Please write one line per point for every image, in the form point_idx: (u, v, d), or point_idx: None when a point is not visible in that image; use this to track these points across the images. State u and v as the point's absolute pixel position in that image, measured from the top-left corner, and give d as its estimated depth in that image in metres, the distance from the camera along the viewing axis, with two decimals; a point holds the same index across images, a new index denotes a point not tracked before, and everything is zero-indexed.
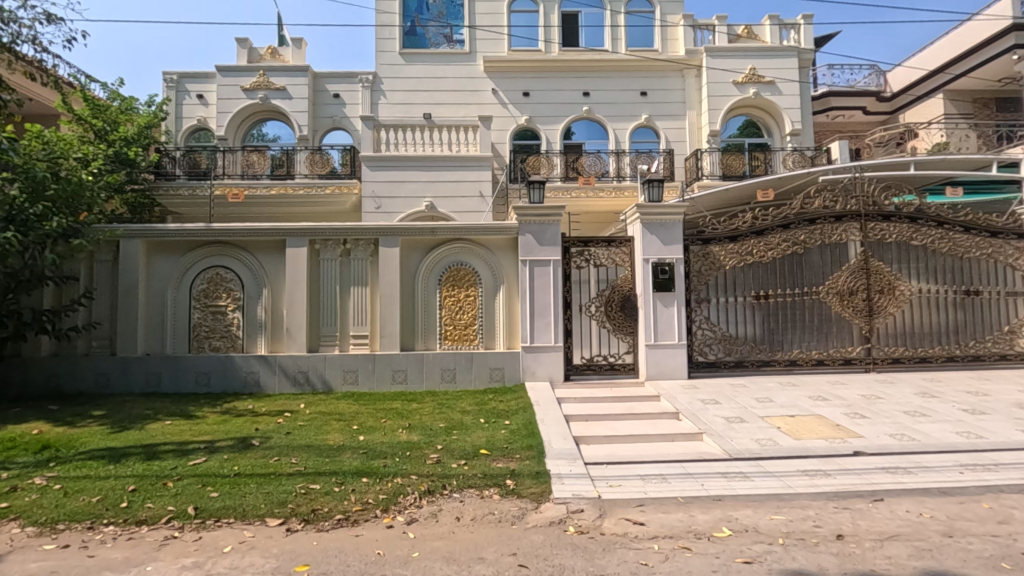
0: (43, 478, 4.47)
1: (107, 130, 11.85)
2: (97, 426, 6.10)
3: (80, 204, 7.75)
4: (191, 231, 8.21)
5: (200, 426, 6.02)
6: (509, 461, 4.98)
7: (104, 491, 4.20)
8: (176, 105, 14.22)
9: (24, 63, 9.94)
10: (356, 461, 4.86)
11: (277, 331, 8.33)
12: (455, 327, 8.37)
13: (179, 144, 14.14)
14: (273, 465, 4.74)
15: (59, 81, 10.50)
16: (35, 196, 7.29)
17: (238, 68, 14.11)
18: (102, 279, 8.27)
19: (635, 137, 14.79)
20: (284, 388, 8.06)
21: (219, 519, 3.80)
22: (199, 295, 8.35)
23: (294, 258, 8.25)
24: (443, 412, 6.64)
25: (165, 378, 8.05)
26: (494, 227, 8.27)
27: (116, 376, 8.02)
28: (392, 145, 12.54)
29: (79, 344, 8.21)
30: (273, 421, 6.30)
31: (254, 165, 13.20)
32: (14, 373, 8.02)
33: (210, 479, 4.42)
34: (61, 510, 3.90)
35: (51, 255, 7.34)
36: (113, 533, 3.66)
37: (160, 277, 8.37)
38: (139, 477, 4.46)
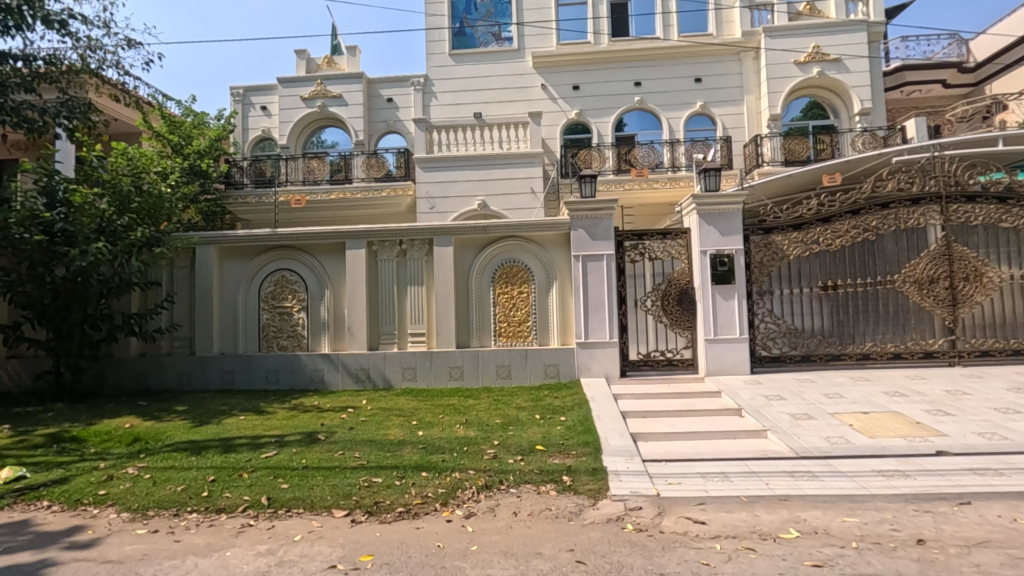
0: (134, 468, 4.86)
1: (182, 145, 12.70)
2: (179, 421, 6.56)
3: (161, 214, 8.35)
4: (259, 237, 8.66)
5: (271, 422, 6.35)
6: (566, 457, 4.97)
7: (187, 481, 4.52)
8: (242, 117, 15.03)
9: (109, 85, 10.81)
10: (415, 455, 4.99)
11: (339, 330, 8.67)
12: (509, 324, 8.45)
13: (246, 154, 14.94)
14: (338, 458, 4.95)
15: (139, 101, 11.39)
16: (122, 209, 7.96)
17: (298, 79, 14.77)
18: (181, 283, 8.86)
19: (690, 125, 14.36)
20: (347, 385, 8.38)
21: (289, 509, 4.01)
22: (267, 297, 8.81)
23: (354, 259, 8.54)
24: (499, 408, 6.71)
25: (239, 377, 8.54)
26: (545, 222, 8.27)
27: (194, 374, 8.59)
28: (444, 145, 12.76)
29: (163, 344, 8.87)
30: (337, 416, 6.57)
31: (315, 171, 13.75)
32: (109, 372, 8.74)
33: (281, 471, 4.67)
34: (151, 498, 4.23)
35: (137, 263, 7.97)
36: (196, 520, 3.94)
37: (232, 280, 8.89)
38: (218, 469, 4.77)
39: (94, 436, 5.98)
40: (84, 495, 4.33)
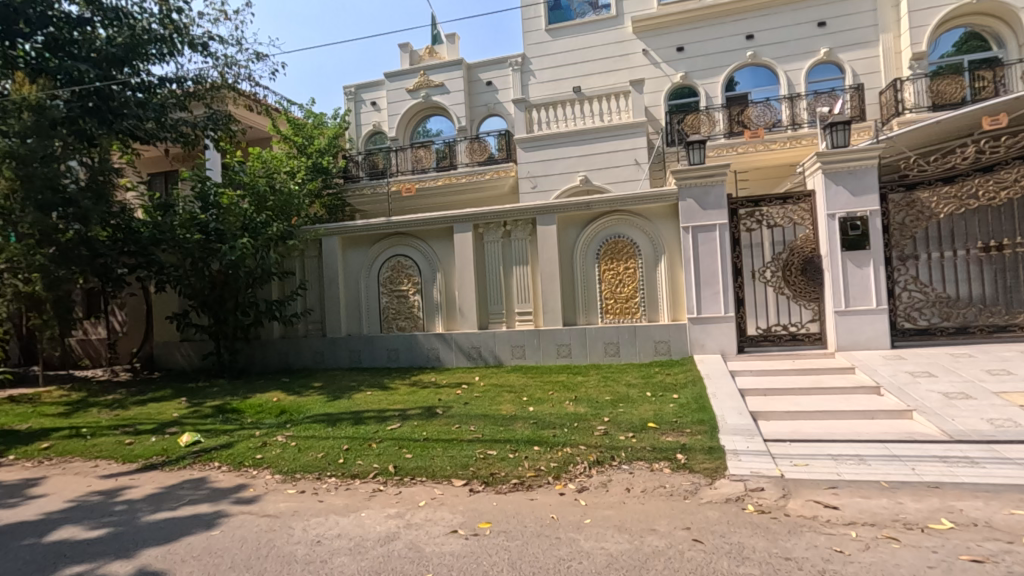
0: (283, 436, 5.50)
1: (306, 145, 13.84)
2: (317, 395, 7.29)
3: (291, 210, 9.39)
4: (375, 225, 9.27)
5: (394, 397, 6.86)
6: (680, 435, 4.83)
7: (326, 449, 5.04)
8: (356, 114, 16.05)
9: (244, 97, 12.06)
10: (527, 430, 5.14)
11: (451, 311, 9.08)
12: (615, 300, 8.33)
13: (360, 149, 15.94)
14: (455, 431, 5.23)
15: (268, 108, 12.63)
16: (260, 207, 9.02)
17: (403, 72, 15.46)
18: (312, 272, 9.75)
19: (812, 76, 13.00)
20: (461, 363, 8.78)
21: (414, 477, 4.33)
22: (385, 281, 9.43)
23: (462, 242, 8.86)
24: (608, 385, 6.68)
25: (365, 356, 9.29)
26: (650, 194, 7.98)
27: (327, 353, 9.47)
28: (544, 123, 12.72)
29: (301, 327, 9.87)
30: (453, 392, 6.93)
31: (422, 160, 14.36)
32: (257, 353, 9.90)
33: (405, 442, 5.04)
34: (298, 463, 4.78)
35: (275, 255, 8.93)
36: (335, 483, 4.38)
37: (354, 267, 9.62)
38: (351, 439, 5.26)
39: (250, 408, 6.85)
40: (246, 458, 5.00)
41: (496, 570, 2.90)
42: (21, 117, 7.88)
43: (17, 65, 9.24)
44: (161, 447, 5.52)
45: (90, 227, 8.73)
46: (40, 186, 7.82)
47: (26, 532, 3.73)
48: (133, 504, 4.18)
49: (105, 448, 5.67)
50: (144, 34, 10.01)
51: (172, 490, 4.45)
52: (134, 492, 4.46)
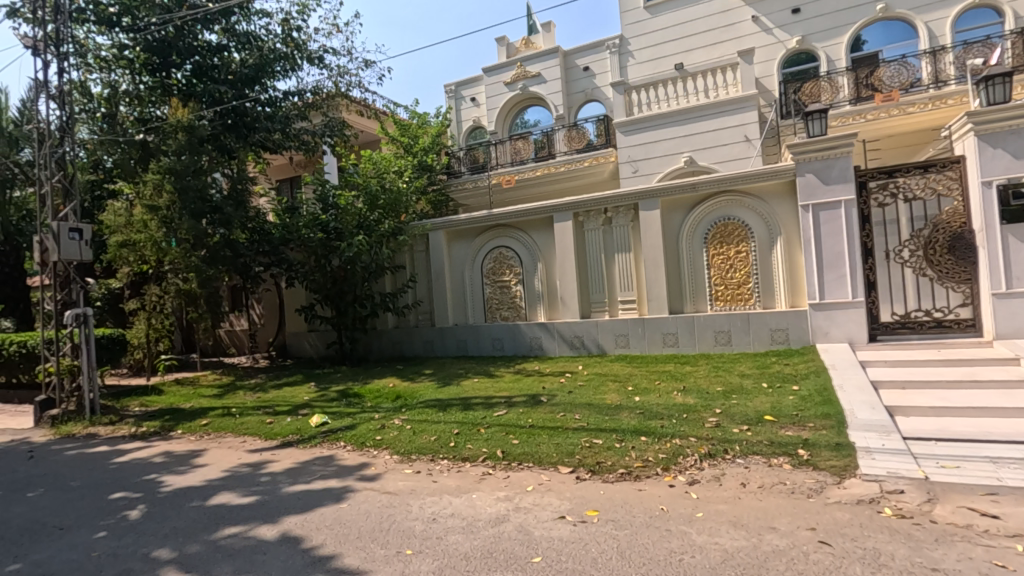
0: (399, 420, 5.88)
1: (412, 144, 14.50)
2: (428, 382, 7.70)
3: (400, 207, 9.77)
4: (478, 218, 9.53)
5: (500, 384, 7.06)
6: (801, 430, 4.49)
7: (438, 432, 5.32)
8: (456, 111, 16.56)
9: (356, 103, 12.91)
10: (633, 420, 5.05)
11: (553, 300, 9.13)
12: (726, 287, 7.89)
13: (461, 145, 16.44)
14: (560, 419, 5.28)
15: (377, 112, 13.44)
16: (373, 206, 9.57)
17: (500, 66, 15.69)
18: (420, 266, 10.26)
19: (958, 25, 11.40)
20: (564, 352, 8.81)
21: (521, 462, 4.44)
22: (488, 273, 9.68)
23: (562, 231, 8.85)
24: (719, 376, 6.37)
25: (471, 345, 9.63)
26: (764, 171, 7.44)
27: (436, 342, 9.94)
28: (644, 105, 12.30)
29: (412, 318, 10.43)
30: (556, 380, 6.99)
31: (521, 152, 14.52)
32: (374, 342, 10.63)
33: (511, 429, 5.18)
34: (413, 444, 5.09)
35: (387, 250, 9.50)
36: (448, 465, 4.61)
37: (458, 259, 9.96)
38: (460, 423, 5.50)
39: (369, 393, 7.39)
40: (367, 439, 5.41)
41: (605, 558, 2.89)
42: (177, 137, 9.15)
43: (172, 91, 10.64)
44: (295, 427, 6.14)
45: (232, 230, 9.89)
46: (192, 197, 9.11)
47: (193, 496, 4.32)
48: (275, 476, 4.69)
49: (250, 426, 6.41)
50: (270, 53, 11.08)
51: (306, 465, 4.94)
52: (275, 465, 5.00)
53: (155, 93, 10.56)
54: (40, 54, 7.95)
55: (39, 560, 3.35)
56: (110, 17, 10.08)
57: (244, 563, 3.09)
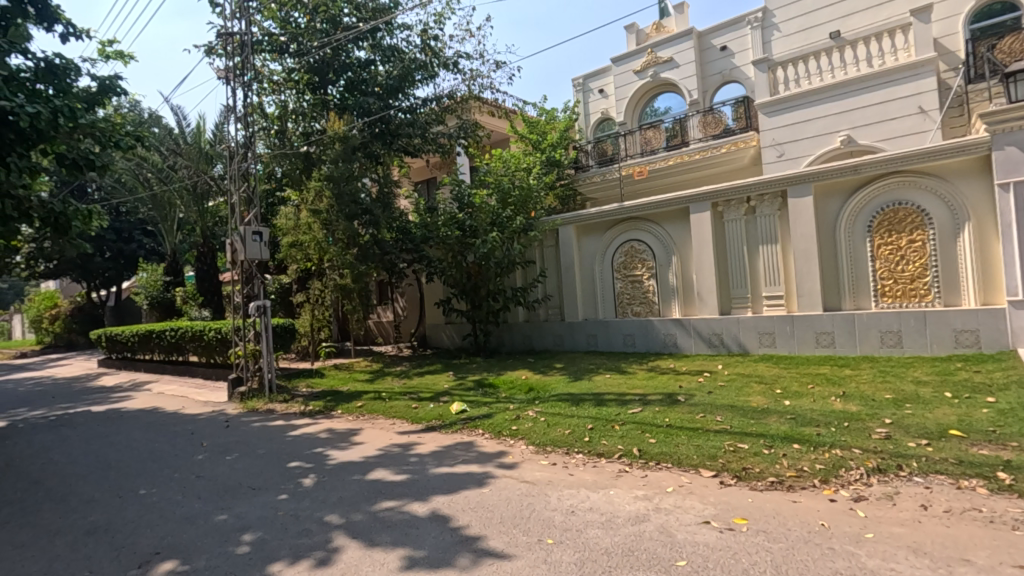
0: (533, 412, 6.03)
1: (540, 141, 14.64)
2: (560, 376, 7.78)
3: (529, 203, 9.94)
4: (609, 212, 9.41)
5: (633, 381, 6.92)
6: (1000, 449, 3.83)
7: (573, 426, 5.36)
8: (584, 104, 16.47)
9: (487, 103, 13.37)
10: (784, 426, 4.66)
11: (689, 296, 8.74)
12: (896, 281, 6.97)
13: (588, 138, 16.30)
14: (700, 420, 5.04)
15: (507, 111, 13.81)
16: (505, 202, 9.86)
17: (630, 54, 15.31)
18: (550, 260, 10.40)
19: None
20: (700, 349, 8.40)
21: (659, 462, 4.32)
22: (619, 267, 9.53)
23: (699, 222, 8.43)
24: (888, 381, 5.64)
25: (601, 340, 9.57)
26: (947, 147, 6.42)
27: (566, 336, 10.02)
28: (792, 82, 11.24)
29: (542, 312, 10.60)
30: (694, 379, 6.68)
31: (651, 141, 14.05)
32: (506, 335, 10.98)
33: (647, 427, 5.06)
34: (548, 437, 5.19)
35: (518, 245, 9.75)
36: (583, 460, 4.63)
37: (588, 254, 9.92)
38: (594, 419, 5.49)
39: (503, 384, 7.67)
40: (504, 429, 5.62)
41: (758, 570, 2.71)
42: (334, 147, 10.29)
43: (329, 106, 11.87)
44: (437, 412, 6.57)
45: (380, 230, 10.81)
46: (347, 201, 10.17)
47: (354, 470, 4.82)
48: (422, 457, 5.07)
49: (399, 409, 6.99)
50: (410, 64, 11.93)
51: (449, 449, 5.26)
52: (422, 447, 5.40)
53: (316, 109, 11.86)
54: (230, 83, 9.35)
55: (240, 513, 3.96)
56: (280, 45, 11.50)
57: (400, 535, 3.38)
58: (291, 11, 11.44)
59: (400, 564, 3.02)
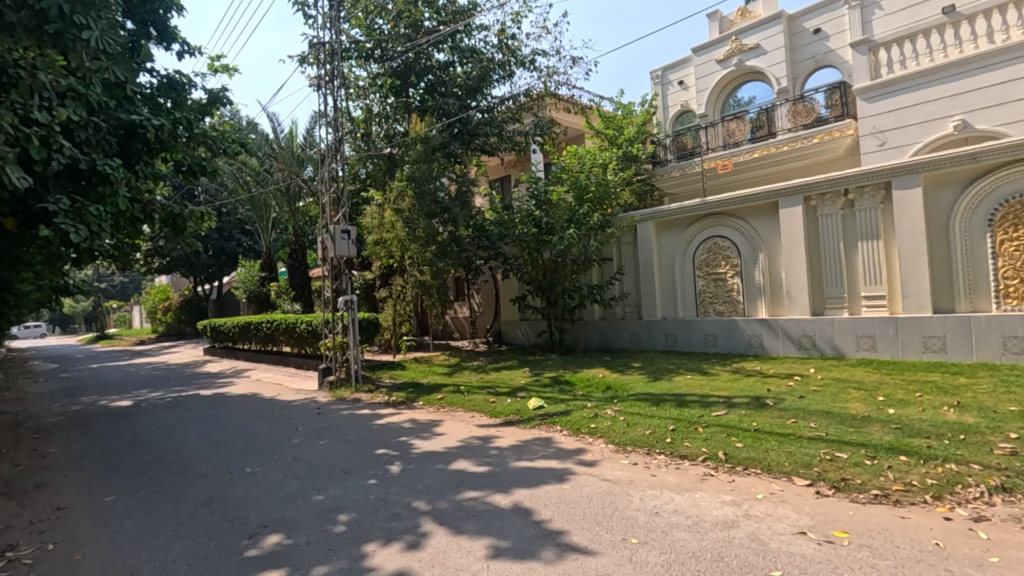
0: (612, 411, 5.96)
1: (617, 135, 14.33)
2: (638, 375, 7.65)
3: (606, 199, 9.80)
4: (690, 207, 9.13)
5: (717, 383, 6.68)
6: None
7: (653, 427, 5.26)
8: (663, 98, 16.06)
9: (563, 100, 13.31)
10: (888, 436, 4.32)
11: (777, 295, 8.31)
12: (1022, 280, 6.26)
13: (667, 132, 15.85)
14: (792, 426, 4.78)
15: (583, 107, 13.70)
16: (582, 198, 9.79)
17: (712, 43, 14.72)
18: (628, 257, 10.23)
19: None
20: (789, 352, 7.98)
21: (747, 468, 4.15)
22: (701, 265, 9.22)
23: (789, 217, 8.00)
24: (1011, 392, 5.09)
25: (681, 339, 9.33)
26: None
27: (644, 335, 9.84)
28: (896, 63, 10.35)
29: (618, 310, 10.45)
30: (784, 383, 6.34)
31: (735, 133, 13.44)
32: (581, 333, 10.94)
33: (733, 430, 4.88)
34: (628, 436, 5.13)
35: (595, 242, 9.68)
36: (665, 461, 4.53)
37: (668, 251, 9.67)
38: (676, 420, 5.36)
39: (580, 382, 7.64)
40: (582, 426, 5.61)
41: None
42: (415, 148, 10.70)
43: (410, 108, 12.30)
44: (515, 408, 6.66)
45: (458, 228, 11.08)
46: (427, 200, 10.53)
47: (437, 460, 5.00)
48: (502, 451, 5.16)
49: (477, 403, 7.15)
50: (488, 64, 12.13)
51: (528, 444, 5.32)
52: (501, 441, 5.50)
53: (398, 111, 12.32)
54: (321, 89, 9.92)
55: (334, 494, 4.22)
56: (366, 51, 12.03)
57: (485, 525, 3.47)
58: (376, 18, 11.94)
59: (486, 552, 3.11)
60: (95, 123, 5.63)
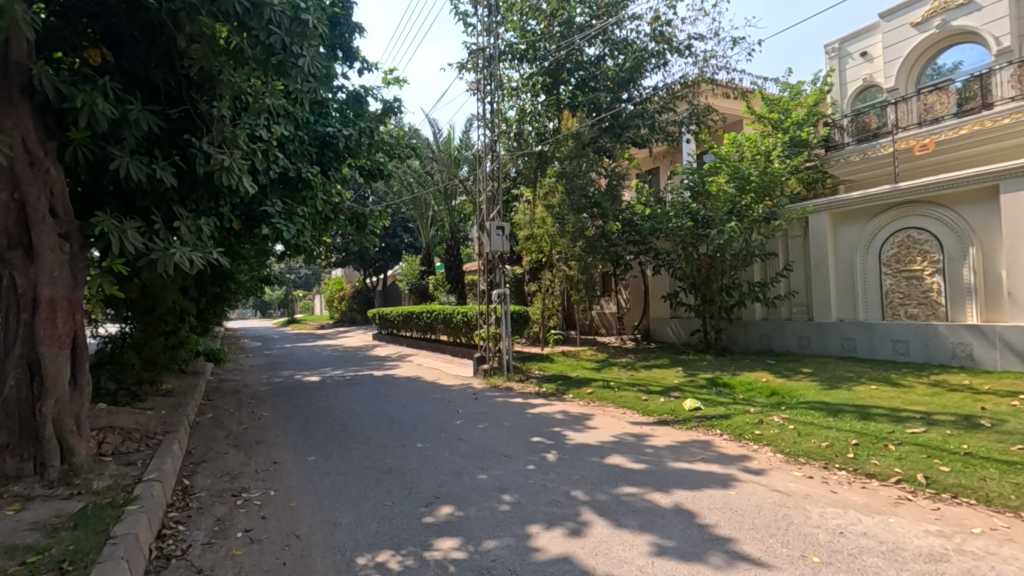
0: (780, 418, 5.52)
1: (782, 120, 12.72)
2: (810, 382, 6.96)
3: (772, 189, 9.07)
4: (876, 195, 8.18)
5: (910, 396, 5.85)
6: None
7: (831, 439, 4.76)
8: (840, 73, 14.36)
9: (721, 84, 12.51)
10: None
11: (993, 297, 7.18)
12: None
13: (845, 111, 14.10)
14: (1018, 454, 4.01)
15: (744, 91, 12.76)
16: (744, 190, 9.17)
17: (906, 4, 12.70)
18: (797, 253, 9.40)
19: None
20: (1009, 365, 6.79)
21: (956, 496, 3.58)
22: (889, 261, 8.22)
23: (1012, 203, 6.84)
24: None
25: (861, 344, 8.40)
26: None
27: (815, 338, 9.01)
28: None
29: (784, 310, 9.66)
30: (1004, 402, 5.33)
31: (933, 108, 11.51)
32: (739, 333, 10.32)
33: (934, 452, 4.24)
34: (799, 446, 4.71)
35: (758, 236, 9.04)
36: (847, 478, 4.08)
37: (848, 245, 8.73)
38: (859, 434, 4.80)
39: (740, 385, 7.17)
40: (745, 432, 5.27)
41: None
42: (566, 144, 10.83)
43: (561, 105, 12.45)
44: (669, 407, 6.47)
45: (608, 222, 10.97)
46: (578, 195, 10.58)
47: (591, 452, 5.04)
48: (658, 450, 5.05)
49: (628, 400, 7.08)
50: (641, 53, 11.85)
51: (685, 445, 5.14)
52: (656, 440, 5.38)
53: (550, 109, 12.53)
54: (479, 93, 10.49)
55: (496, 476, 4.48)
56: (519, 53, 12.40)
57: (646, 522, 3.44)
58: (529, 19, 12.25)
59: (650, 549, 3.08)
60: (300, 137, 6.61)
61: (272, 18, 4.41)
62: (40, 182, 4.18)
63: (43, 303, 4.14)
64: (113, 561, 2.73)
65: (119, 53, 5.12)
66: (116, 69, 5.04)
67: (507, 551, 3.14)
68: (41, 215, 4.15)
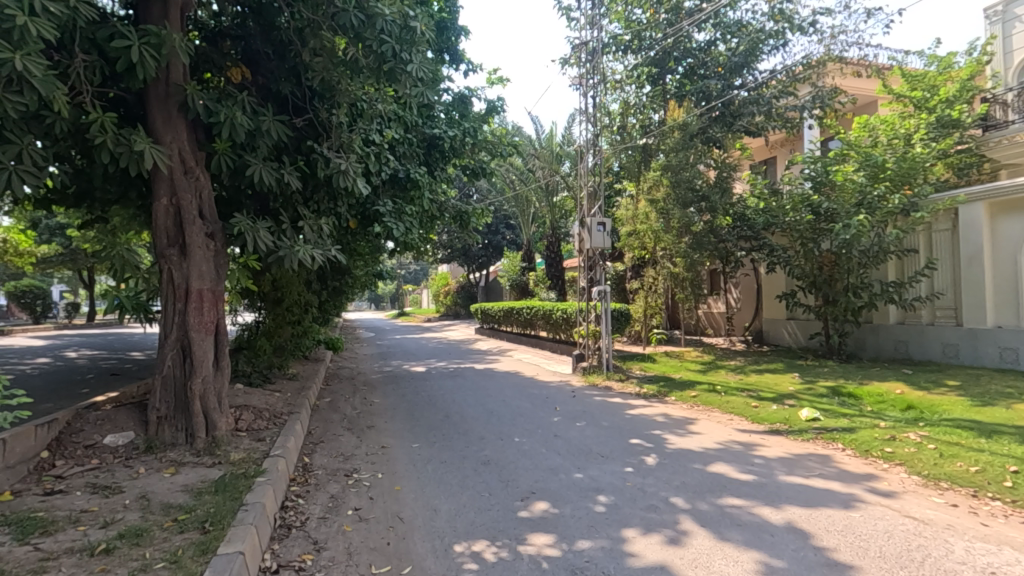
0: (916, 435, 4.89)
1: (927, 98, 10.96)
2: (956, 396, 6.12)
3: (912, 177, 8.12)
4: None
5: None
6: None
7: (982, 463, 4.15)
8: (1003, 39, 12.40)
9: (852, 62, 11.29)
10: None
11: None
12: None
13: (1009, 84, 12.19)
14: None
15: (879, 68, 11.45)
16: (877, 178, 8.28)
17: None
18: (942, 248, 8.32)
19: None
20: None
21: None
22: None
23: None
24: None
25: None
26: None
27: (965, 347, 7.91)
28: None
29: (924, 314, 8.58)
30: None
31: None
32: (869, 338, 9.35)
33: None
34: (941, 469, 4.15)
35: (893, 230, 8.12)
36: (1003, 509, 3.52)
37: (1010, 240, 7.57)
38: (1019, 460, 4.13)
39: (868, 396, 6.46)
40: (872, 448, 4.74)
41: None
42: (673, 136, 10.41)
43: (667, 96, 12.04)
44: (783, 416, 6.00)
45: (716, 217, 10.45)
46: (684, 188, 10.13)
47: (694, 459, 4.80)
48: (768, 461, 4.69)
49: (736, 406, 6.65)
50: (757, 35, 11.04)
51: (801, 458, 4.73)
52: (767, 450, 4.99)
53: (655, 100, 12.09)
54: (581, 87, 10.35)
55: (593, 476, 4.42)
56: (624, 44, 12.06)
57: (753, 538, 3.21)
58: (635, 9, 11.89)
59: (757, 568, 2.87)
60: (410, 139, 6.97)
61: (384, 28, 4.66)
62: (191, 188, 4.77)
63: (193, 294, 4.74)
64: (245, 526, 3.05)
65: (256, 70, 5.71)
66: (252, 84, 5.63)
67: (601, 553, 3.09)
68: (192, 217, 4.73)
